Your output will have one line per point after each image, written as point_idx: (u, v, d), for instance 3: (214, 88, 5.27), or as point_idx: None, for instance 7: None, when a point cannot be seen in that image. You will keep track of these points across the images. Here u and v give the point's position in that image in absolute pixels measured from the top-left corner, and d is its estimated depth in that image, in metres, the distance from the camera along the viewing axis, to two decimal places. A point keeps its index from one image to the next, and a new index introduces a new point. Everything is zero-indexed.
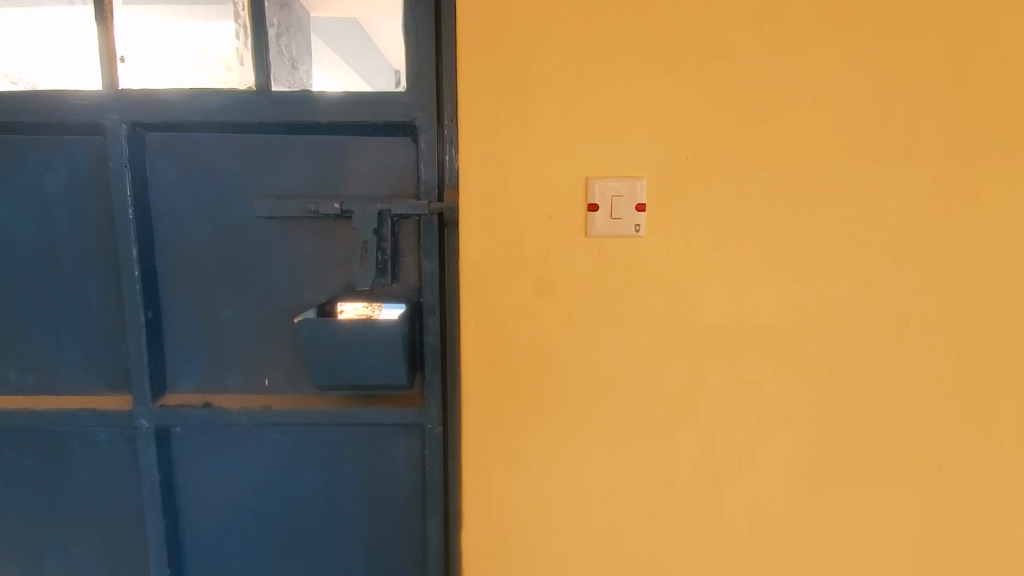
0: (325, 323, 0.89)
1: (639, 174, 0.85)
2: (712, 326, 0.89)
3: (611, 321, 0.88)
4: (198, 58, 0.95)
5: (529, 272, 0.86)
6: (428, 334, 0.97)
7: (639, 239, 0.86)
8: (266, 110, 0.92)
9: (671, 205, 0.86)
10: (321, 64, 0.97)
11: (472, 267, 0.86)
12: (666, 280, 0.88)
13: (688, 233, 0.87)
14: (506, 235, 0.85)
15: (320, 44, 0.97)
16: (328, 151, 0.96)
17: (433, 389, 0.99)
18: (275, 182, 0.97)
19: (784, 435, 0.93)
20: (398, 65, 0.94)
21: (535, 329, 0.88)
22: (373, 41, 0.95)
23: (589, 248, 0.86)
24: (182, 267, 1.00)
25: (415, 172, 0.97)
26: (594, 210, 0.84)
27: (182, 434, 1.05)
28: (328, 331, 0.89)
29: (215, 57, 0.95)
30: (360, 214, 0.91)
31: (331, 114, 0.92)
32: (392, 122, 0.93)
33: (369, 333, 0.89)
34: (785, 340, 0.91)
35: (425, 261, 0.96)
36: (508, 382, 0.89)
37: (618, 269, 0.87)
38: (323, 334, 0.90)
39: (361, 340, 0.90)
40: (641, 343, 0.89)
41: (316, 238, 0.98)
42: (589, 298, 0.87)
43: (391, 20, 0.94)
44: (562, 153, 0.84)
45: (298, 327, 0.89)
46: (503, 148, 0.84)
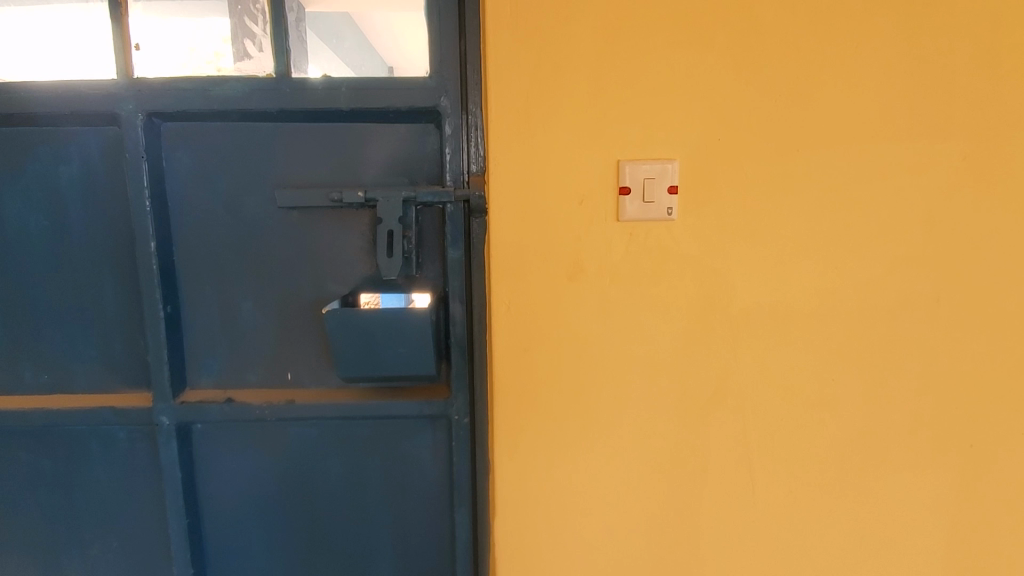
0: (352, 313, 0.88)
1: (671, 156, 0.84)
2: (746, 309, 0.89)
3: (643, 306, 0.87)
4: (184, 59, 0.93)
5: (561, 257, 0.85)
6: (454, 324, 0.96)
7: (671, 223, 0.85)
8: (287, 98, 0.90)
9: (703, 187, 0.85)
10: (316, 58, 0.94)
11: (502, 253, 0.84)
12: (698, 264, 0.86)
13: (721, 216, 0.86)
14: (536, 220, 0.84)
15: (316, 38, 0.94)
16: (349, 138, 0.94)
17: (461, 380, 0.97)
18: (294, 172, 0.95)
19: (817, 417, 0.93)
20: (392, 61, 0.93)
21: (565, 316, 0.87)
22: (368, 35, 0.94)
23: (622, 232, 0.85)
24: (201, 261, 0.98)
25: (438, 159, 0.95)
26: (626, 192, 0.83)
27: (203, 431, 1.03)
28: (355, 321, 0.88)
29: (202, 57, 0.93)
30: (385, 202, 0.90)
31: (353, 100, 0.90)
32: (416, 108, 0.91)
33: (397, 323, 0.88)
34: (818, 321, 0.90)
35: (450, 250, 0.94)
36: (539, 370, 0.88)
37: (650, 253, 0.86)
38: (350, 325, 0.88)
39: (389, 330, 0.88)
40: (673, 328, 0.88)
41: (337, 227, 0.96)
42: (621, 282, 0.86)
43: (390, 12, 0.92)
44: (593, 137, 0.83)
45: (325, 318, 0.88)
46: (532, 132, 0.82)
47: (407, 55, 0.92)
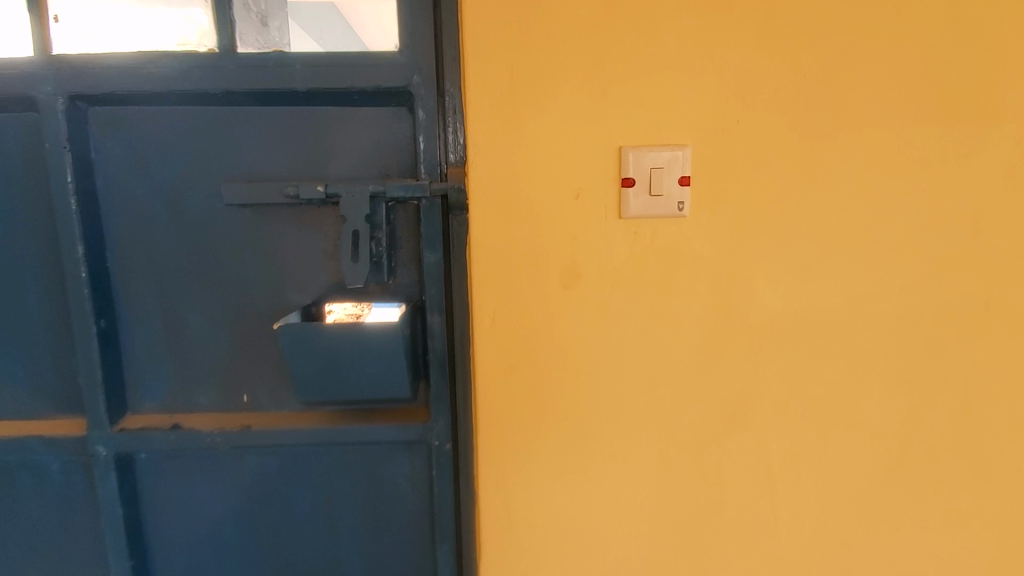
0: (309, 328, 0.75)
1: (681, 141, 0.71)
2: (769, 318, 0.77)
3: (650, 316, 0.75)
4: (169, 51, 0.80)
5: (553, 260, 0.73)
6: (433, 337, 0.84)
7: (682, 220, 0.73)
8: (233, 77, 0.77)
9: (719, 178, 0.73)
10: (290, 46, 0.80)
11: (485, 258, 0.72)
12: (713, 267, 0.75)
13: (740, 212, 0.74)
14: (525, 219, 0.72)
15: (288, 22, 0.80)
16: (307, 124, 0.81)
17: (441, 401, 0.85)
18: (245, 163, 0.82)
19: (847, 440, 0.81)
20: (377, 46, 0.79)
21: (560, 329, 0.75)
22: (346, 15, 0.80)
23: (625, 231, 0.73)
24: (140, 268, 0.85)
25: (412, 148, 0.82)
26: (629, 184, 0.71)
27: (148, 461, 0.90)
28: (314, 337, 0.75)
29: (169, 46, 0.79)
30: (349, 198, 0.77)
31: (310, 79, 0.77)
32: (384, 88, 0.78)
33: (363, 339, 0.76)
34: (849, 332, 0.78)
35: (426, 252, 0.82)
36: (529, 392, 0.76)
37: (657, 256, 0.74)
38: (308, 341, 0.76)
39: (354, 347, 0.76)
40: (685, 342, 0.76)
41: (295, 228, 0.83)
42: (624, 290, 0.74)
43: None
44: (590, 119, 0.70)
45: (277, 334, 0.75)
46: (519, 114, 0.70)
47: (387, 32, 0.79)
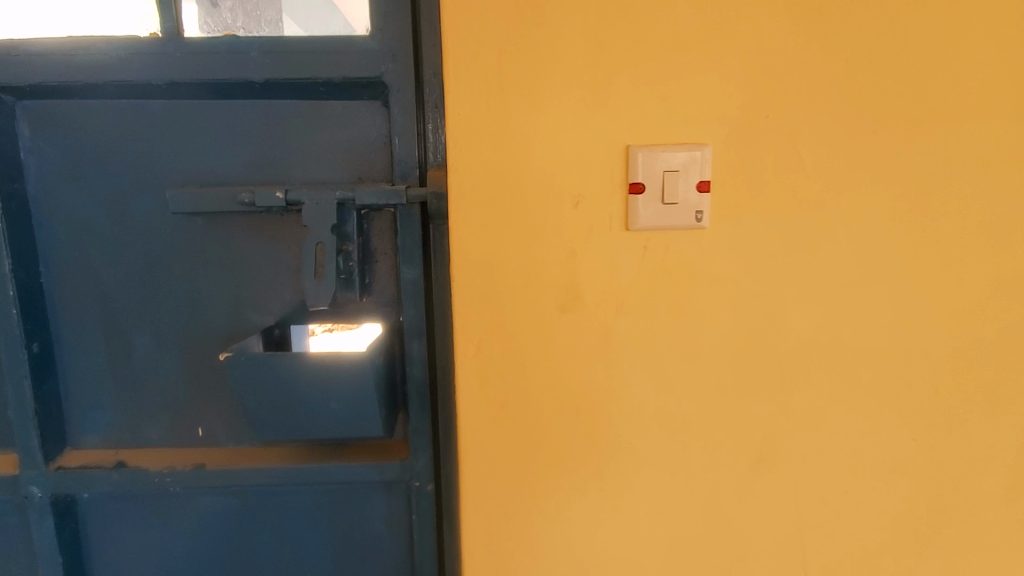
0: (263, 359, 0.65)
1: (700, 139, 0.60)
2: (800, 348, 0.66)
3: (661, 344, 0.64)
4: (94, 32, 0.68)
5: (548, 279, 0.62)
6: (411, 364, 0.73)
7: (701, 233, 0.62)
8: (179, 66, 0.67)
9: (744, 182, 0.61)
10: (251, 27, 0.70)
11: (467, 277, 0.61)
12: (735, 288, 0.63)
13: (768, 223, 0.62)
14: (514, 231, 0.60)
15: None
16: (266, 121, 0.71)
17: (420, 436, 0.75)
18: (195, 165, 0.71)
19: (887, 485, 0.70)
20: (351, 22, 0.69)
21: (555, 360, 0.64)
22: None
23: (633, 246, 0.61)
24: (78, 285, 0.75)
25: (387, 147, 0.71)
26: (638, 190, 0.59)
27: (92, 502, 0.80)
28: (269, 369, 0.65)
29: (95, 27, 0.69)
30: (312, 206, 0.67)
31: (268, 68, 0.67)
32: (354, 79, 0.68)
33: (326, 370, 0.65)
34: (892, 361, 0.67)
35: (403, 268, 0.71)
36: (520, 431, 0.66)
37: (671, 275, 0.62)
38: (262, 373, 0.65)
39: (316, 380, 0.65)
40: (702, 375, 0.66)
41: (253, 241, 0.72)
42: (631, 314, 0.63)
43: None
44: (593, 113, 0.59)
45: (226, 365, 0.65)
46: (507, 107, 0.58)
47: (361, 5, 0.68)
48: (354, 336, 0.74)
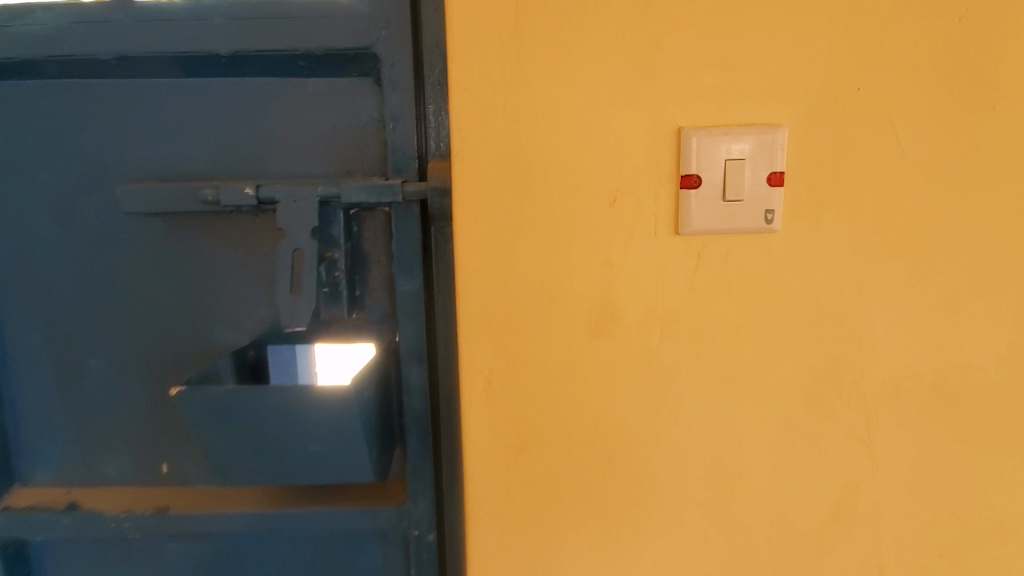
0: (225, 397, 0.52)
1: (771, 119, 0.47)
2: (893, 383, 0.52)
3: (718, 378, 0.51)
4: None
5: (577, 295, 0.49)
6: (409, 393, 0.61)
7: (770, 238, 0.49)
8: (132, 38, 0.56)
9: (827, 174, 0.48)
10: None
11: (475, 293, 0.49)
12: (812, 308, 0.50)
13: (856, 225, 0.49)
14: (535, 236, 0.48)
15: None
16: (236, 103, 0.59)
17: (420, 479, 0.63)
18: (153, 156, 0.60)
19: (999, 553, 0.56)
20: None
21: (585, 396, 0.51)
22: None
23: (684, 254, 0.49)
24: (22, 297, 0.64)
25: (380, 134, 0.59)
26: (691, 184, 0.47)
27: (45, 547, 0.69)
28: (233, 409, 0.52)
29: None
30: (288, 205, 0.55)
31: (236, 39, 0.56)
32: (338, 51, 0.56)
33: (304, 409, 0.52)
34: (1009, 400, 0.53)
35: (399, 278, 0.59)
36: (542, 485, 0.52)
37: (731, 291, 0.50)
38: (225, 413, 0.52)
39: (292, 420, 0.53)
40: (768, 415, 0.52)
41: (221, 245, 0.61)
42: (681, 340, 0.50)
43: None
44: (635, 86, 0.46)
45: (179, 402, 0.52)
46: (527, 78, 0.46)
47: None
48: (342, 359, 0.62)
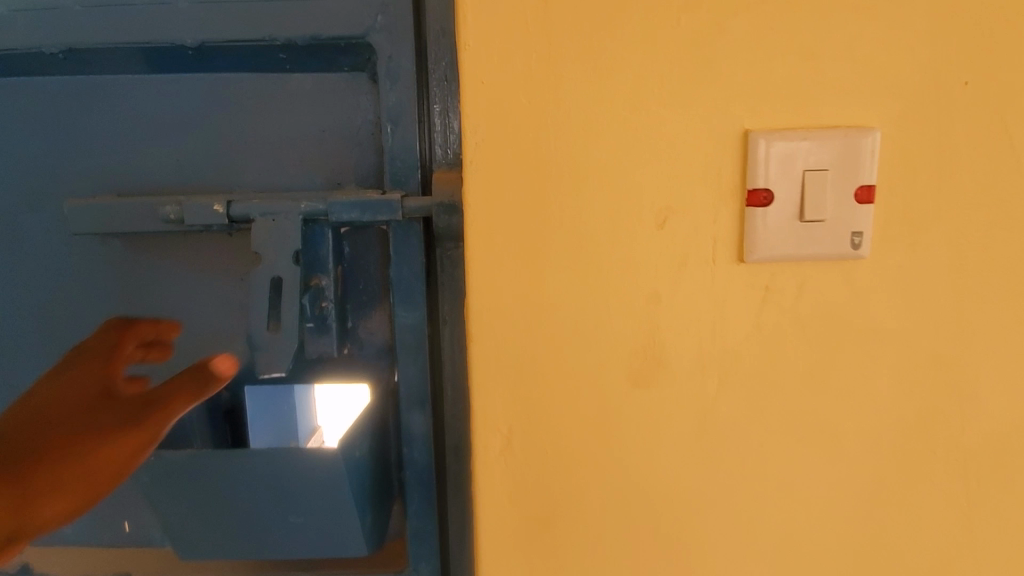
0: (189, 465, 0.43)
1: (858, 121, 0.38)
2: (1000, 441, 0.43)
3: (787, 436, 0.42)
4: None
5: (617, 337, 0.40)
6: (409, 443, 0.52)
7: (855, 267, 0.40)
8: (80, 25, 0.47)
9: (925, 188, 0.39)
10: None
11: (492, 335, 0.39)
12: (904, 351, 0.41)
13: (960, 251, 0.40)
14: (567, 265, 0.39)
15: None
16: (208, 103, 0.50)
17: (423, 543, 0.53)
18: (111, 167, 0.51)
19: None
20: None
21: (625, 460, 0.42)
22: None
23: (748, 287, 0.40)
24: None
25: (376, 139, 0.50)
26: (760, 201, 0.38)
27: None
28: (199, 476, 0.44)
29: None
30: (265, 225, 0.46)
31: (204, 27, 0.47)
32: (326, 40, 0.47)
33: (282, 477, 0.43)
34: None
35: (398, 309, 0.50)
36: (572, 565, 0.43)
37: (805, 330, 0.40)
38: (191, 480, 0.44)
39: (269, 489, 0.44)
40: (847, 480, 0.43)
41: (190, 270, 0.52)
42: (743, 390, 0.41)
43: None
44: (691, 79, 0.37)
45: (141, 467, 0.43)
46: (557, 69, 0.37)
47: None
48: (332, 409, 0.56)
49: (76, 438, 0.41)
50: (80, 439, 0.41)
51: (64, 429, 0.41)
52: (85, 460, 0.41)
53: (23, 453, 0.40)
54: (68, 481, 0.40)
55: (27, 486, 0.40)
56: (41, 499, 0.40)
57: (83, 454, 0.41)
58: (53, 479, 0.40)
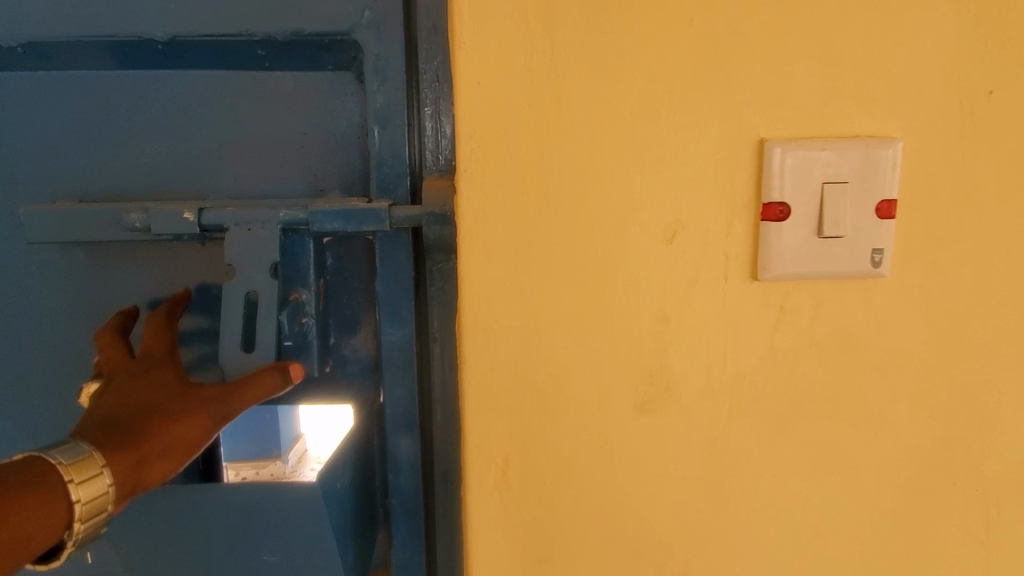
0: (161, 499, 0.41)
1: (878, 131, 0.36)
2: None
3: (801, 465, 0.39)
4: None
5: (623, 360, 0.37)
6: (395, 469, 0.49)
7: (874, 287, 0.37)
8: (39, 15, 0.43)
9: (948, 204, 0.37)
10: None
11: (487, 358, 0.36)
12: (924, 375, 0.39)
13: (983, 271, 0.38)
14: (568, 282, 0.36)
15: None
16: (180, 102, 0.47)
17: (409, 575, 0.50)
18: (73, 170, 0.47)
19: None
20: None
21: (629, 492, 0.39)
22: None
23: (763, 306, 0.37)
24: None
25: (362, 143, 0.47)
26: (777, 215, 0.35)
27: None
28: (170, 511, 0.41)
29: None
30: (241, 235, 0.42)
31: (177, 20, 0.43)
32: (309, 36, 0.44)
33: (256, 515, 0.40)
34: None
35: (385, 326, 0.46)
36: None
37: (822, 353, 0.38)
38: (163, 514, 0.41)
39: (241, 528, 0.41)
40: (863, 510, 0.41)
41: (160, 283, 0.48)
42: (755, 416, 0.39)
43: None
44: (703, 85, 0.35)
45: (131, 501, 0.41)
46: (560, 70, 0.34)
47: None
48: (320, 438, 0.52)
49: (168, 411, 0.37)
50: (167, 417, 0.37)
51: (157, 410, 0.37)
52: (178, 429, 0.37)
53: (125, 423, 0.37)
54: (154, 459, 0.36)
55: (138, 450, 0.36)
56: (149, 462, 0.36)
57: (173, 424, 0.37)
58: (161, 445, 0.36)
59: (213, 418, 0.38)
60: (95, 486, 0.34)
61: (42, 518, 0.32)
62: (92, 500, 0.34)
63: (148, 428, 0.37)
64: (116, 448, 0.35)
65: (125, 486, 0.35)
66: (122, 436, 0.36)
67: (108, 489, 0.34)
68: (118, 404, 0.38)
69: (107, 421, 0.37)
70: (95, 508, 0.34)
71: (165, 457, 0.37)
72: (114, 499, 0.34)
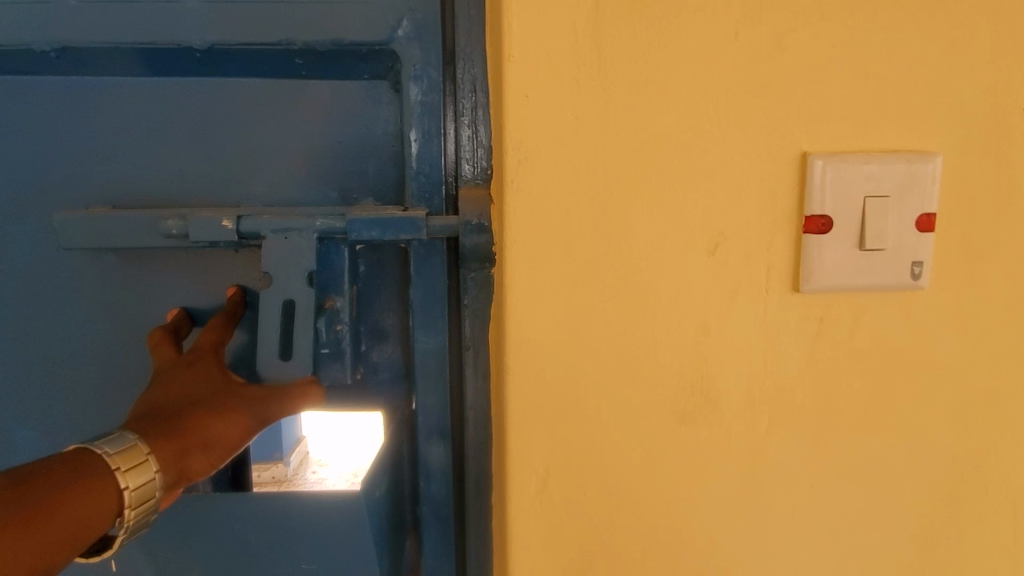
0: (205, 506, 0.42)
1: (917, 147, 0.36)
2: None
3: (837, 475, 0.40)
4: None
5: (664, 370, 0.37)
6: (426, 477, 0.49)
7: (911, 300, 0.38)
8: (76, 22, 0.43)
9: (984, 219, 0.37)
10: None
11: (531, 367, 0.36)
12: (958, 386, 0.39)
13: (1017, 285, 0.38)
14: (612, 293, 0.36)
15: None
16: (215, 109, 0.47)
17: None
18: (106, 176, 0.47)
19: None
20: None
21: (668, 501, 0.39)
22: None
23: (802, 317, 0.37)
24: None
25: (397, 151, 0.47)
26: (819, 228, 0.36)
27: None
28: (213, 519, 0.42)
29: None
30: (278, 242, 0.42)
31: (215, 29, 0.43)
32: (347, 46, 0.44)
33: (298, 525, 0.41)
34: None
35: (419, 333, 0.47)
36: None
37: (859, 364, 0.38)
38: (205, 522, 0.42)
39: (280, 537, 0.42)
40: (896, 519, 0.41)
41: (193, 290, 0.48)
42: (792, 426, 0.39)
43: None
44: (747, 100, 0.35)
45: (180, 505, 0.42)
46: (607, 85, 0.34)
47: None
48: (322, 438, 0.51)
49: (208, 406, 0.38)
50: (207, 411, 0.38)
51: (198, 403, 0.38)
52: (216, 423, 0.37)
53: (167, 414, 0.37)
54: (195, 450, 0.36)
55: (181, 439, 0.36)
56: (191, 453, 0.36)
57: (212, 418, 0.37)
58: (203, 438, 0.37)
59: (253, 419, 0.39)
60: (142, 473, 0.33)
61: (94, 504, 0.32)
62: (140, 487, 0.34)
63: (188, 420, 0.37)
64: (160, 436, 0.36)
65: (171, 475, 0.35)
66: (163, 425, 0.36)
67: (154, 475, 0.34)
68: (161, 395, 0.39)
69: (150, 413, 0.38)
70: (143, 495, 0.34)
71: (208, 451, 0.37)
72: (161, 486, 0.34)
